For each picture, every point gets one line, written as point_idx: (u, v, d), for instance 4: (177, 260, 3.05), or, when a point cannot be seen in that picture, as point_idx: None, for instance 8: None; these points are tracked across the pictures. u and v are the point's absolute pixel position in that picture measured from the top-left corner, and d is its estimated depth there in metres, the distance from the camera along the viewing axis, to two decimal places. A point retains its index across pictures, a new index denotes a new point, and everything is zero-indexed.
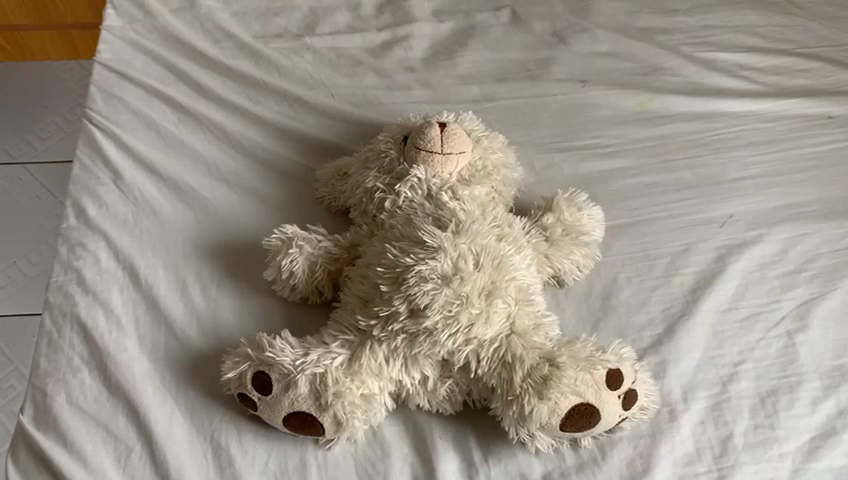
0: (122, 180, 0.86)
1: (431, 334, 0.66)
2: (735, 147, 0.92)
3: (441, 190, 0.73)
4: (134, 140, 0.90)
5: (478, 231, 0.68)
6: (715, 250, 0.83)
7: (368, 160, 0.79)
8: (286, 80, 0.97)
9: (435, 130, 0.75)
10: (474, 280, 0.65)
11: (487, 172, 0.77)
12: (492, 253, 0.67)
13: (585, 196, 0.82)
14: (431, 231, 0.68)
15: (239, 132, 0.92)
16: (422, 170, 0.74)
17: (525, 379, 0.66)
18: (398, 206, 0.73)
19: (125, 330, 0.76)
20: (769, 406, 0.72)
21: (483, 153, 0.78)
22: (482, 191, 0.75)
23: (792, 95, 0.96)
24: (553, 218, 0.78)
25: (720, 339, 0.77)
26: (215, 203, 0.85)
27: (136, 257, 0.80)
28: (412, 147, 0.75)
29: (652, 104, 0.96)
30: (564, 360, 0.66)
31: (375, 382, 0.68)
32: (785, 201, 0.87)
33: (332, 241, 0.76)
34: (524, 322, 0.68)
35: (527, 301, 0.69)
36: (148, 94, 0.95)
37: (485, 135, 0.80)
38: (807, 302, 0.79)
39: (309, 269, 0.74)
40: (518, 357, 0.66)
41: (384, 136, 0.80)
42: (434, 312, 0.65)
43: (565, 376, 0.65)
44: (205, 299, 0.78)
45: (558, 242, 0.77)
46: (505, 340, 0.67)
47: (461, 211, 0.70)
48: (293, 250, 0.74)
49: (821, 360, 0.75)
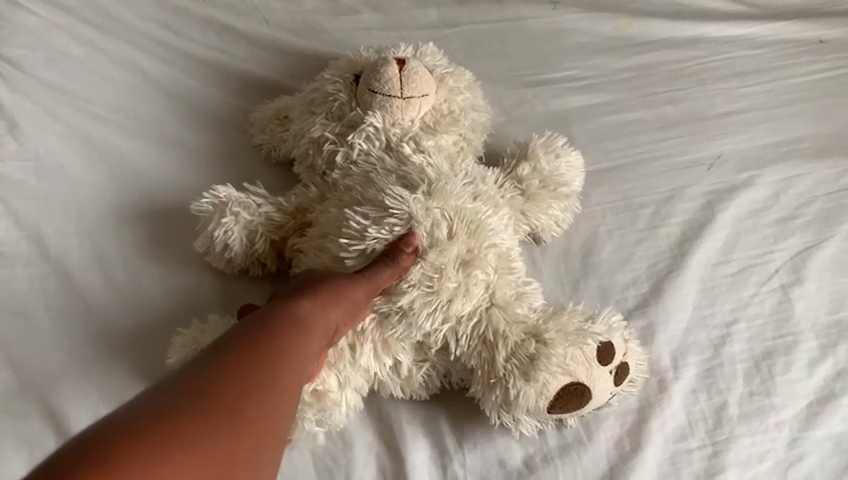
0: (19, 129, 0.73)
1: (404, 316, 0.57)
2: (721, 78, 0.83)
3: (403, 141, 0.63)
4: (32, 78, 0.76)
5: (450, 190, 0.59)
6: (703, 197, 0.75)
7: (312, 104, 0.68)
8: (211, 4, 0.83)
9: (393, 69, 0.63)
10: (448, 249, 0.56)
11: (452, 117, 0.66)
12: (466, 217, 0.58)
13: (561, 138, 0.73)
14: (395, 193, 0.58)
15: (158, 70, 0.78)
16: (380, 117, 0.63)
17: (509, 359, 0.58)
18: (352, 161, 0.63)
19: (33, 312, 0.64)
20: (764, 371, 0.66)
21: (447, 94, 0.67)
22: (449, 140, 0.65)
23: (781, 17, 0.87)
24: (529, 169, 0.69)
25: (710, 296, 0.70)
26: (136, 156, 0.73)
27: (42, 224, 0.68)
28: (365, 90, 0.64)
29: (631, 29, 0.85)
30: (551, 336, 0.58)
31: (338, 372, 0.58)
32: (776, 137, 0.79)
33: (274, 205, 0.65)
34: (504, 293, 0.60)
35: (507, 269, 0.60)
36: (46, 23, 0.79)
37: (449, 72, 0.69)
38: (802, 252, 0.73)
39: (248, 240, 0.64)
40: (500, 335, 0.58)
41: (329, 76, 0.68)
42: (406, 289, 0.56)
43: (556, 352, 0.57)
44: (129, 272, 0.67)
45: (536, 194, 0.68)
46: (485, 316, 0.59)
47: (429, 167, 0.60)
48: (227, 220, 0.63)
49: (818, 316, 0.69)
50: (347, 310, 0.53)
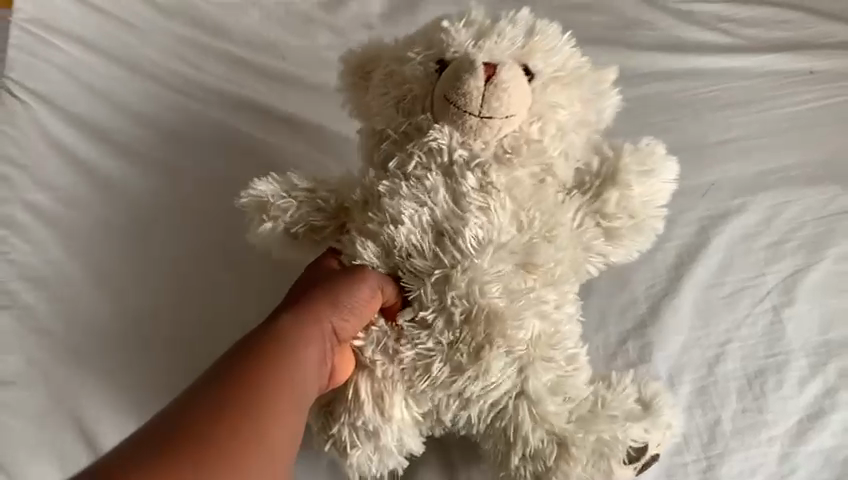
0: (51, 161, 0.79)
1: (419, 375, 0.57)
2: (715, 108, 0.87)
3: (467, 168, 0.58)
4: (64, 115, 0.81)
5: (483, 275, 0.56)
6: (698, 222, 0.79)
7: (387, 87, 0.63)
8: (229, 41, 0.88)
9: (477, 84, 0.57)
10: (461, 345, 0.56)
11: (541, 137, 0.60)
12: (491, 308, 0.56)
13: (660, 146, 0.65)
14: (423, 261, 0.57)
15: (179, 102, 0.83)
16: (445, 135, 0.59)
17: (523, 457, 0.57)
18: (406, 174, 0.59)
19: (63, 333, 0.69)
20: (757, 389, 0.70)
21: (541, 112, 0.60)
22: (523, 173, 0.60)
23: (771, 49, 0.91)
24: (614, 205, 0.61)
25: (705, 317, 0.73)
26: (160, 185, 0.77)
27: (73, 251, 0.73)
28: (443, 98, 0.59)
29: (629, 61, 0.89)
30: (575, 449, 0.56)
31: (362, 443, 0.58)
32: (768, 164, 0.83)
33: (318, 202, 0.63)
34: (539, 383, 0.57)
35: (547, 349, 0.58)
36: (75, 60, 0.85)
37: (560, 77, 0.62)
38: (792, 274, 0.76)
39: (283, 239, 0.64)
40: (521, 435, 0.57)
41: (413, 55, 0.62)
42: (412, 351, 0.56)
43: (573, 470, 0.56)
44: (145, 290, 0.71)
45: (614, 230, 0.63)
46: (513, 402, 0.57)
47: (481, 212, 0.58)
48: (263, 219, 0.62)
49: (808, 337, 0.73)
50: (353, 316, 0.55)
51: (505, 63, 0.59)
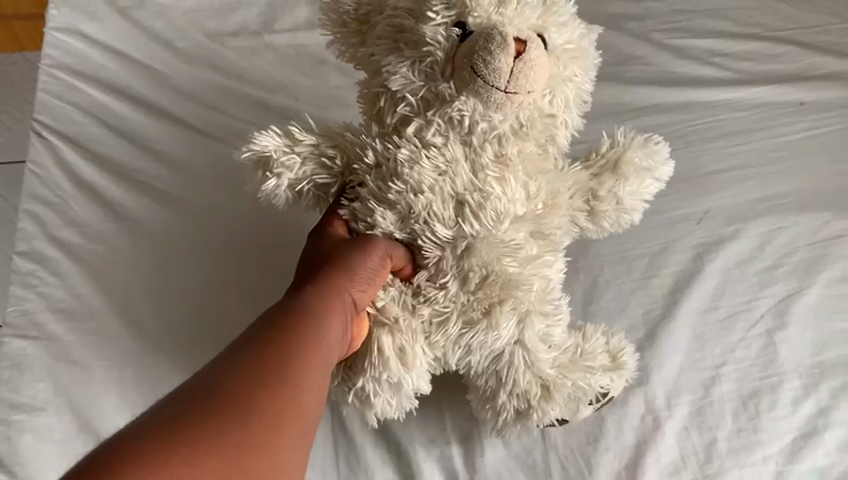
0: (77, 198, 0.83)
1: (437, 327, 0.62)
2: (709, 139, 0.91)
3: (485, 142, 0.61)
4: (88, 155, 0.86)
5: (502, 247, 0.62)
6: (693, 249, 0.82)
7: (401, 45, 0.61)
8: (245, 82, 0.92)
9: (509, 61, 0.57)
10: (477, 304, 0.61)
11: (552, 113, 0.63)
12: (504, 275, 0.62)
13: (664, 147, 0.69)
14: (445, 230, 0.60)
15: (196, 139, 0.87)
16: (469, 106, 0.59)
17: (510, 395, 0.66)
18: (424, 140, 0.60)
19: (89, 363, 0.74)
20: (751, 409, 0.72)
21: (554, 86, 0.62)
22: (530, 147, 0.63)
23: (763, 82, 0.95)
24: (607, 189, 0.67)
25: (701, 341, 0.76)
26: (171, 216, 0.82)
27: (100, 284, 0.78)
28: (469, 67, 0.58)
29: (626, 95, 0.93)
30: (556, 392, 0.66)
31: (383, 392, 0.62)
32: (761, 193, 0.86)
33: (326, 158, 0.64)
34: (534, 333, 0.64)
35: (544, 304, 0.65)
36: (98, 104, 0.90)
37: (569, 49, 0.64)
38: (785, 297, 0.79)
39: (292, 195, 0.64)
40: (513, 378, 0.65)
41: (433, 15, 0.60)
42: (425, 311, 0.62)
43: (551, 410, 0.66)
44: (165, 318, 0.76)
45: (601, 212, 0.68)
46: (511, 349, 0.64)
47: (497, 186, 0.61)
48: (272, 179, 0.63)
49: (801, 359, 0.75)
50: (365, 287, 0.57)
51: (530, 35, 0.59)
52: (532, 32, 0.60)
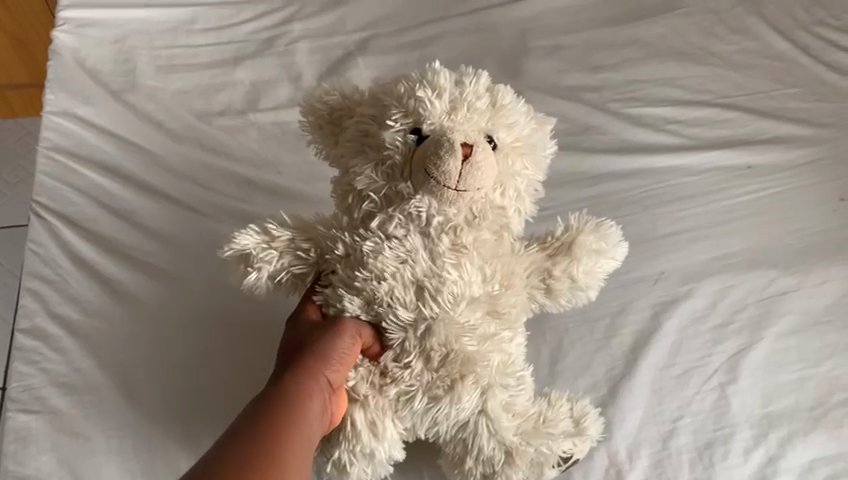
0: (74, 275, 0.89)
1: (405, 402, 0.67)
2: (663, 203, 0.98)
3: (441, 233, 0.66)
4: (84, 234, 0.92)
5: (460, 328, 0.67)
6: (650, 308, 0.89)
7: (366, 148, 0.68)
8: (233, 160, 0.99)
9: (457, 162, 0.62)
10: (441, 380, 0.66)
11: (503, 205, 0.69)
12: (463, 352, 0.66)
13: (615, 229, 0.76)
14: (406, 313, 0.66)
15: (187, 216, 0.93)
16: (425, 202, 0.65)
17: (476, 460, 0.71)
18: (387, 233, 0.66)
19: (90, 434, 0.79)
20: (706, 460, 0.79)
21: (504, 181, 0.68)
22: (485, 234, 0.68)
23: (713, 147, 1.03)
24: (561, 269, 0.73)
25: (660, 396, 0.83)
26: (166, 290, 0.87)
27: (98, 358, 0.83)
28: (421, 168, 0.63)
29: (586, 163, 1.01)
30: (519, 458, 0.70)
31: (357, 463, 0.68)
32: (713, 253, 0.94)
33: (300, 250, 0.70)
34: (497, 403, 0.69)
35: (504, 378, 0.70)
36: (93, 184, 0.96)
37: (518, 146, 0.70)
38: (736, 352, 0.86)
39: (271, 283, 0.71)
40: (477, 445, 0.70)
41: (391, 123, 0.66)
42: (392, 389, 0.67)
43: (514, 474, 0.71)
44: (162, 388, 0.81)
45: (556, 290, 0.74)
46: (476, 419, 0.69)
47: (453, 272, 0.66)
48: (252, 272, 0.68)
49: (751, 411, 0.82)
50: (339, 367, 0.64)
51: (477, 137, 0.65)
52: (481, 134, 0.66)
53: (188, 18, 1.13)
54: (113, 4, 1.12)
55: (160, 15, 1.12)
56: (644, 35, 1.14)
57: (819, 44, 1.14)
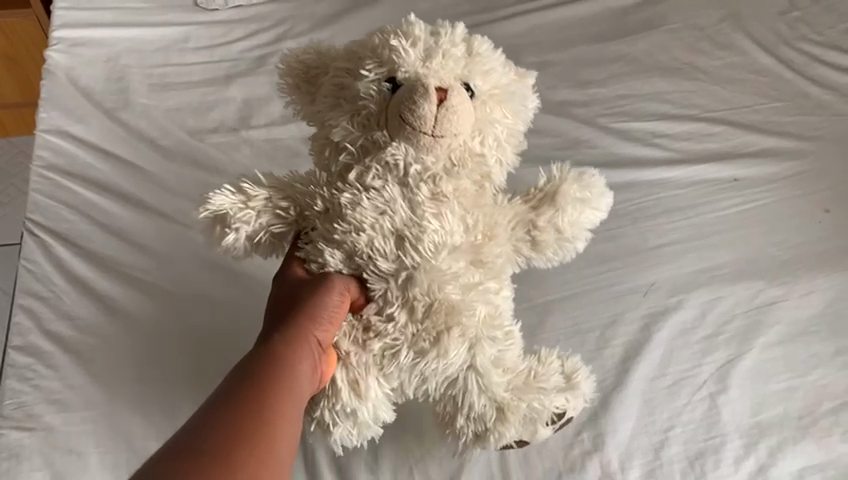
0: (68, 291, 0.89)
1: (388, 359, 0.66)
2: (652, 216, 0.99)
3: (420, 181, 0.65)
4: (78, 250, 0.93)
5: (442, 275, 0.65)
6: (640, 320, 0.89)
7: (342, 103, 0.68)
8: (225, 176, 1.00)
9: (432, 106, 0.62)
10: (425, 332, 0.65)
11: (482, 153, 0.68)
12: (446, 300, 0.65)
13: (598, 178, 0.76)
14: (387, 263, 0.65)
15: (180, 232, 0.94)
16: (401, 150, 0.65)
17: (468, 418, 0.70)
18: (365, 185, 0.66)
19: (84, 451, 0.79)
20: (698, 469, 0.80)
21: (482, 128, 0.67)
22: (465, 181, 0.68)
23: (701, 160, 1.04)
24: (545, 219, 0.72)
25: (651, 406, 0.83)
26: (159, 307, 0.88)
27: (92, 376, 0.83)
28: (397, 115, 0.63)
29: None
30: (510, 414, 0.70)
31: (345, 422, 0.67)
32: (701, 264, 0.95)
33: (277, 209, 0.69)
34: (486, 358, 0.68)
35: (492, 330, 0.69)
36: (87, 201, 0.97)
37: (495, 93, 0.69)
38: (726, 363, 0.87)
39: (250, 242, 0.70)
40: (468, 401, 0.69)
41: (366, 74, 0.67)
42: (375, 343, 0.65)
43: (507, 431, 0.70)
44: (156, 404, 0.81)
45: (542, 242, 0.73)
46: (466, 375, 0.68)
47: (434, 220, 0.65)
48: (230, 232, 0.68)
49: (742, 420, 0.83)
50: (327, 327, 0.63)
51: (452, 83, 0.65)
52: (455, 80, 0.66)
53: (181, 37, 1.14)
54: (107, 23, 1.14)
55: (154, 34, 1.14)
56: (631, 51, 1.16)
57: (803, 60, 1.16)
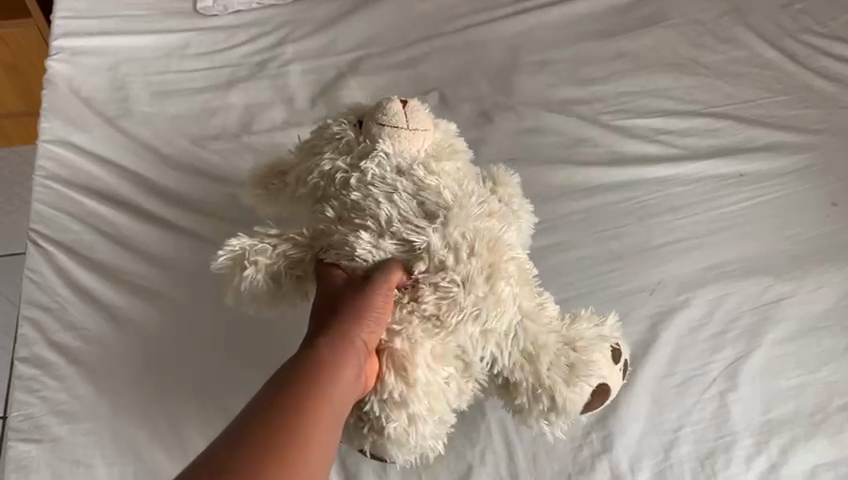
0: (72, 302, 0.89)
1: (446, 310, 0.63)
2: (658, 214, 0.98)
3: (414, 165, 0.68)
4: (81, 260, 0.93)
5: (468, 215, 0.65)
6: (648, 319, 0.89)
7: (317, 149, 0.74)
8: (228, 182, 0.99)
9: (396, 105, 0.71)
10: (479, 268, 0.63)
11: (448, 151, 0.74)
12: (486, 236, 0.65)
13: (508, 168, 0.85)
14: (419, 219, 0.64)
15: (183, 240, 0.94)
16: (388, 145, 0.69)
17: (545, 368, 0.66)
18: (367, 183, 0.67)
19: (92, 462, 0.79)
20: (709, 468, 0.79)
21: (440, 135, 0.74)
22: (451, 167, 0.72)
23: (706, 156, 1.03)
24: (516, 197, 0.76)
25: (660, 405, 0.83)
26: (164, 316, 0.88)
27: (98, 386, 0.83)
28: (374, 124, 0.70)
29: (579, 176, 1.01)
30: (581, 344, 0.68)
31: (421, 400, 0.63)
32: (708, 262, 0.94)
33: (291, 239, 0.69)
34: (530, 304, 0.68)
35: (527, 284, 0.68)
36: (89, 210, 0.97)
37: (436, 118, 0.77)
38: (735, 360, 0.86)
39: (271, 280, 0.68)
40: (540, 346, 0.66)
41: (329, 124, 0.75)
42: (429, 296, 0.63)
43: (588, 358, 0.67)
44: (164, 414, 0.81)
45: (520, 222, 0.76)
46: (520, 327, 0.66)
47: (445, 188, 0.67)
48: (249, 271, 0.67)
49: (752, 418, 0.82)
50: (372, 326, 0.60)
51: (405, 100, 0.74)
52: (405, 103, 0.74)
53: (181, 43, 1.14)
54: (106, 32, 1.14)
55: (154, 41, 1.13)
56: (633, 48, 1.15)
57: (807, 52, 1.15)
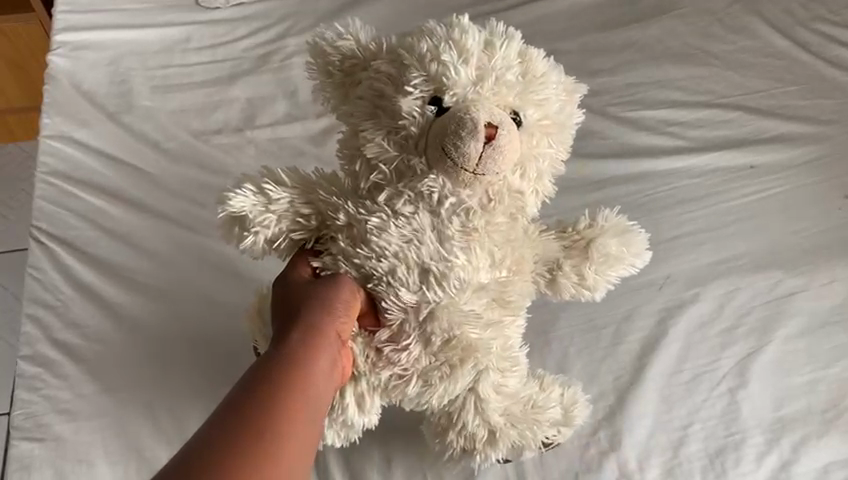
0: (74, 299, 0.89)
1: (396, 386, 0.65)
2: (667, 207, 0.96)
3: (454, 213, 0.63)
4: (83, 257, 0.92)
5: (457, 299, 0.63)
6: (656, 314, 0.87)
7: (379, 113, 0.64)
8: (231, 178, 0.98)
9: (478, 143, 0.58)
10: (441, 364, 0.64)
11: (520, 189, 0.65)
12: (467, 340, 0.64)
13: (641, 236, 0.72)
14: (409, 295, 0.62)
15: (185, 236, 0.93)
16: (439, 181, 0.62)
17: (458, 434, 0.71)
18: (395, 209, 0.63)
19: (94, 460, 0.78)
20: (719, 467, 0.78)
21: (524, 164, 0.64)
22: (499, 221, 0.65)
23: (716, 148, 1.01)
24: (570, 265, 0.70)
25: (669, 403, 0.82)
26: (166, 313, 0.87)
27: (99, 385, 0.82)
28: (438, 148, 0.60)
29: (585, 170, 1.00)
30: (500, 439, 0.70)
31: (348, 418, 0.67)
32: (717, 256, 0.92)
33: (299, 209, 0.65)
34: (488, 384, 0.68)
35: (500, 360, 0.69)
36: (91, 206, 0.96)
37: (545, 124, 0.65)
38: (746, 356, 0.85)
39: (270, 240, 0.66)
40: (463, 421, 0.70)
41: (411, 90, 0.62)
42: (388, 371, 0.64)
43: (493, 453, 0.71)
44: (166, 412, 0.81)
45: (560, 284, 0.70)
46: (465, 396, 0.69)
47: (465, 254, 0.63)
48: (248, 235, 0.65)
49: (762, 414, 0.81)
50: (347, 316, 0.61)
51: (502, 116, 0.60)
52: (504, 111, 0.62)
53: (183, 37, 1.13)
54: (108, 25, 1.13)
55: (156, 35, 1.12)
56: (641, 37, 1.13)
57: (818, 41, 1.13)
